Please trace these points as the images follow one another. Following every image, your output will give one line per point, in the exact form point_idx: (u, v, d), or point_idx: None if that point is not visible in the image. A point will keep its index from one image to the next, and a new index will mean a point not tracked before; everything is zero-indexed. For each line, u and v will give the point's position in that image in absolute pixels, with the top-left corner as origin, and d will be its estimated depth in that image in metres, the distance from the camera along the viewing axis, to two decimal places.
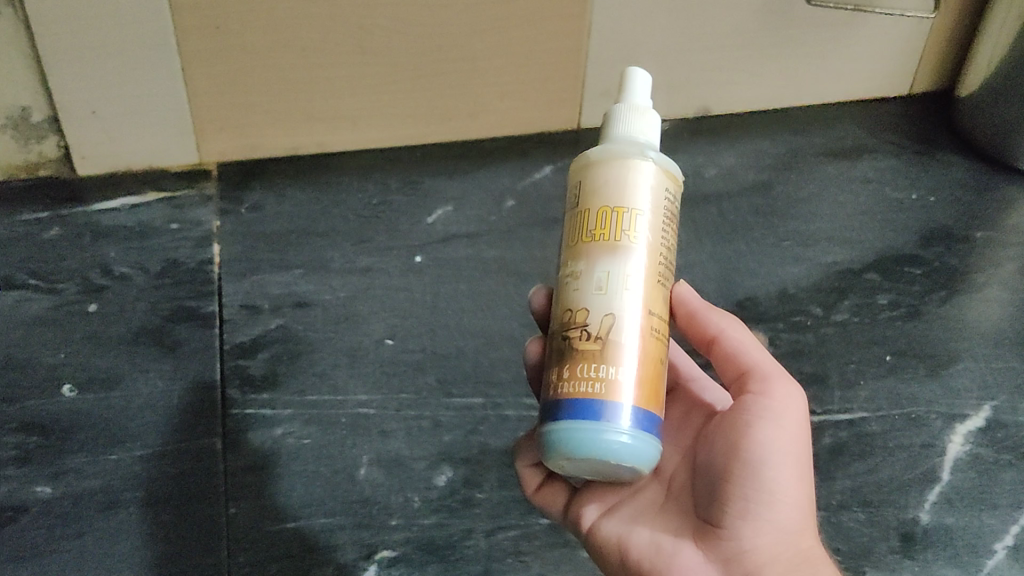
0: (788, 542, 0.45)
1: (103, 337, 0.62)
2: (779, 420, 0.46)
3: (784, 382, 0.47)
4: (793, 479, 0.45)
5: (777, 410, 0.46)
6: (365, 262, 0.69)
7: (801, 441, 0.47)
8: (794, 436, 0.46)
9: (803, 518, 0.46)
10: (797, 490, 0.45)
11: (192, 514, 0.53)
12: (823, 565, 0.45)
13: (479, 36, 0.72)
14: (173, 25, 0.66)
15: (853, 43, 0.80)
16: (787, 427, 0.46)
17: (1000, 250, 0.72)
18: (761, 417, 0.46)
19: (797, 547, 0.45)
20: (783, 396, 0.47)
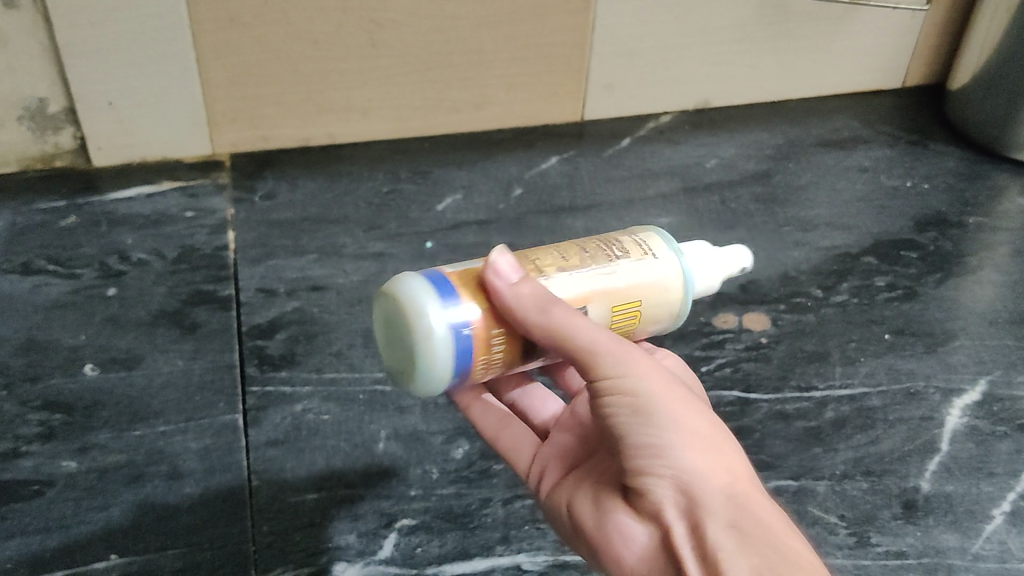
0: (708, 489, 0.40)
1: (124, 320, 0.63)
2: (636, 391, 0.41)
3: (630, 349, 0.42)
4: (672, 435, 0.41)
5: (626, 385, 0.41)
6: (377, 247, 0.70)
7: (674, 391, 0.42)
8: (656, 391, 0.41)
9: (714, 459, 0.41)
10: (691, 438, 0.41)
11: (217, 486, 0.54)
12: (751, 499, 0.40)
13: (488, 30, 0.74)
14: (188, 16, 0.67)
15: (847, 37, 0.83)
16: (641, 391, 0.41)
17: (992, 234, 0.74)
18: (614, 393, 0.42)
19: (719, 493, 0.40)
20: (632, 360, 0.42)
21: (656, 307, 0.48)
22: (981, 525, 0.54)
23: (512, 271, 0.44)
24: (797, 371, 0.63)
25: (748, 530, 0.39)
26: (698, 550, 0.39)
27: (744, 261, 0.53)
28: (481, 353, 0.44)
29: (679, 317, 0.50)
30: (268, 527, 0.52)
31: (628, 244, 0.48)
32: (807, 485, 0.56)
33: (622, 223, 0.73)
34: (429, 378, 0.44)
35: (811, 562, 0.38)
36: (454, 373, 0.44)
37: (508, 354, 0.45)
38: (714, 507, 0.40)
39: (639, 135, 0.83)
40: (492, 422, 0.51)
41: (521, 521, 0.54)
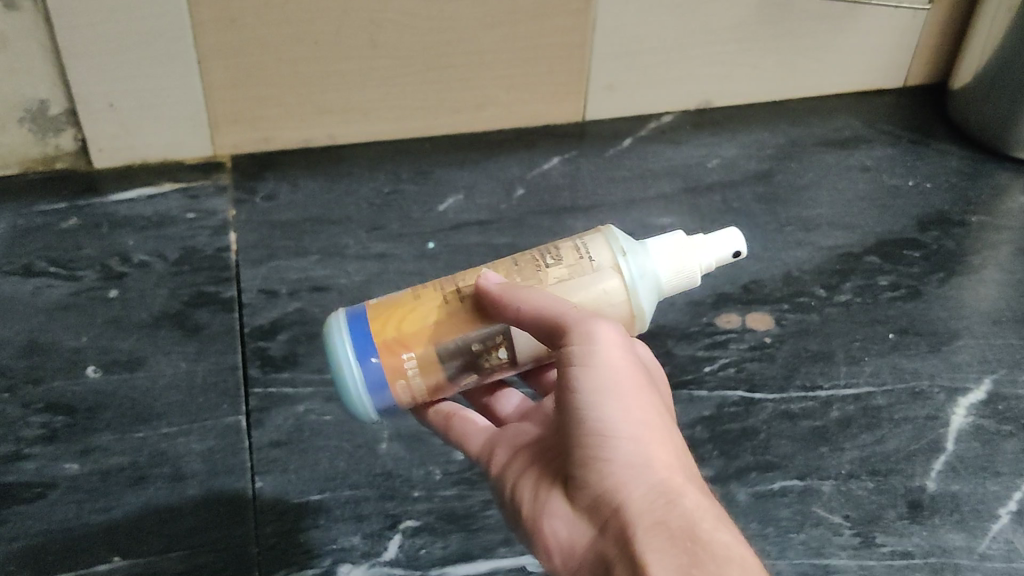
0: (640, 479, 0.40)
1: (125, 322, 0.63)
2: (590, 372, 0.42)
3: (596, 324, 0.43)
4: (617, 418, 0.41)
5: (582, 366, 0.42)
6: (379, 248, 0.70)
7: (628, 373, 0.42)
8: (611, 373, 0.42)
9: (653, 452, 0.41)
10: (636, 424, 0.41)
11: (220, 488, 0.54)
12: (686, 494, 0.40)
13: (489, 30, 0.74)
14: (189, 18, 0.67)
15: (849, 36, 0.83)
16: (595, 373, 0.42)
17: (995, 233, 0.74)
18: (569, 374, 0.42)
19: (653, 485, 0.40)
20: (592, 338, 0.42)
21: (597, 318, 0.47)
22: (987, 524, 0.54)
23: (494, 281, 0.46)
24: (802, 371, 0.63)
25: (675, 525, 0.39)
26: (626, 542, 0.39)
27: (727, 249, 0.50)
28: (401, 381, 0.47)
29: (639, 321, 0.48)
30: (272, 529, 0.52)
31: (565, 251, 0.48)
32: (812, 485, 0.56)
33: (625, 223, 0.73)
34: (354, 408, 0.47)
35: (737, 558, 0.38)
36: (375, 404, 0.47)
37: (436, 380, 0.48)
38: (645, 500, 0.40)
39: (640, 136, 0.83)
40: (441, 419, 0.50)
41: None
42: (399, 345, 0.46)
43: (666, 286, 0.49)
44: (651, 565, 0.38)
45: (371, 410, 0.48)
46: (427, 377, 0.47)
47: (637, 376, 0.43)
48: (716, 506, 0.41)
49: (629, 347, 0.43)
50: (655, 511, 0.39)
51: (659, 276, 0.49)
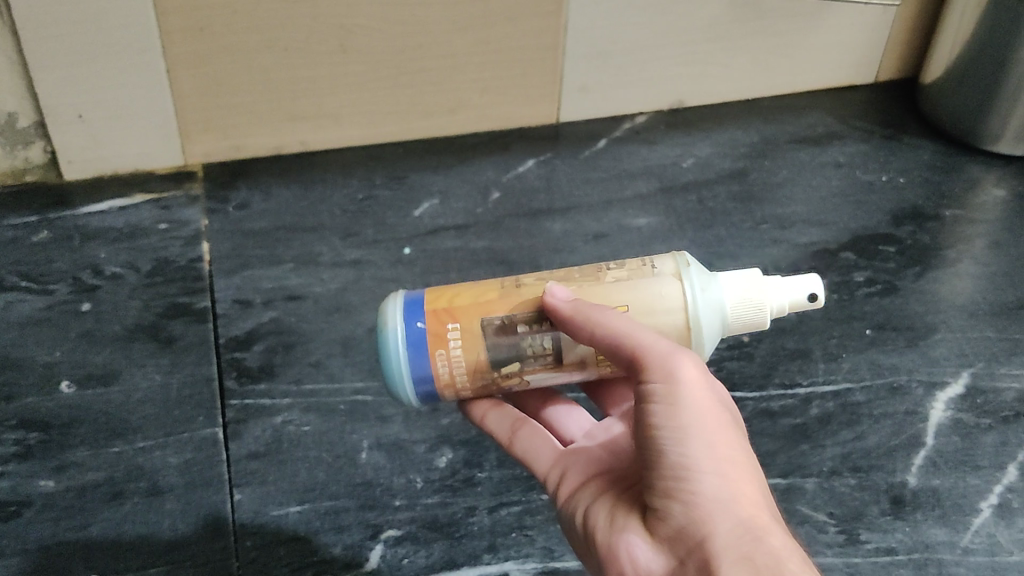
0: (727, 514, 0.39)
1: (98, 335, 0.62)
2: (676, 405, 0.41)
3: (681, 355, 0.42)
4: (703, 451, 0.40)
5: (670, 398, 0.41)
6: (355, 254, 0.70)
7: (714, 410, 0.41)
8: (697, 409, 0.41)
9: (739, 487, 0.40)
10: (723, 460, 0.40)
11: (198, 502, 0.53)
12: (774, 535, 0.39)
13: (460, 33, 0.74)
14: (158, 27, 0.66)
15: (820, 34, 0.83)
16: (681, 406, 0.41)
17: (969, 227, 0.75)
18: (654, 405, 0.41)
19: (739, 520, 0.39)
20: (678, 369, 0.42)
21: (650, 324, 0.46)
22: (969, 518, 0.55)
23: (562, 297, 0.46)
24: (781, 369, 0.63)
25: (764, 564, 0.37)
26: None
27: (802, 292, 0.48)
28: (442, 358, 0.46)
29: (694, 342, 0.46)
30: (252, 542, 0.52)
31: (632, 260, 0.48)
32: (795, 482, 0.56)
33: (601, 224, 0.73)
34: (393, 379, 0.47)
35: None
36: (413, 381, 0.47)
37: (476, 363, 0.47)
38: (729, 537, 0.39)
39: (614, 136, 0.82)
40: (506, 428, 0.51)
41: (508, 528, 0.53)
42: (448, 314, 0.46)
43: (728, 317, 0.47)
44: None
45: (408, 386, 0.47)
46: (470, 356, 0.46)
47: (723, 415, 0.42)
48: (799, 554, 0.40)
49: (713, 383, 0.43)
50: (741, 547, 0.38)
51: (722, 304, 0.47)
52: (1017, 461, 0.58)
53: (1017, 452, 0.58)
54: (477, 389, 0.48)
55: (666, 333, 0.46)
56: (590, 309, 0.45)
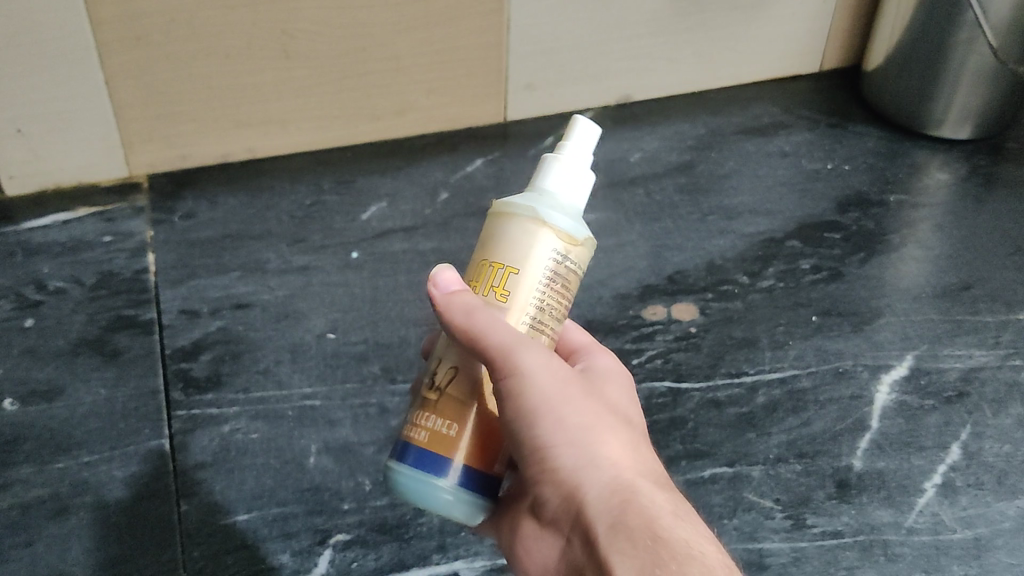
0: (595, 481, 0.40)
1: (43, 351, 0.62)
2: (525, 398, 0.40)
3: (526, 350, 0.40)
4: (558, 432, 0.41)
5: (517, 394, 0.40)
6: (302, 260, 0.69)
7: (559, 387, 0.41)
8: (546, 394, 0.40)
9: (603, 455, 0.41)
10: (578, 433, 0.41)
11: (145, 514, 0.53)
12: (642, 491, 0.40)
13: (402, 35, 0.74)
14: (94, 38, 0.66)
15: (762, 24, 0.84)
16: (527, 402, 0.40)
17: (913, 211, 0.76)
18: (507, 403, 0.41)
19: (609, 486, 0.40)
20: (521, 364, 0.40)
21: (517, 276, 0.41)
22: (913, 499, 0.55)
23: (449, 282, 0.43)
24: (727, 359, 0.63)
25: (633, 526, 0.39)
26: (596, 553, 0.40)
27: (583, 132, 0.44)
28: (451, 445, 0.40)
29: (558, 232, 0.41)
30: (200, 553, 0.52)
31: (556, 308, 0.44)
32: (741, 471, 0.56)
33: None
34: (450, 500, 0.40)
35: (698, 552, 0.38)
36: (416, 465, 0.40)
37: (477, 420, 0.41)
38: (602, 502, 0.40)
39: (562, 133, 0.83)
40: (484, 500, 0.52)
41: (457, 528, 0.53)
42: None
43: (558, 195, 0.42)
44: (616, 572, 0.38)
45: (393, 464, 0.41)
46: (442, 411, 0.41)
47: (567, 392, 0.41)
48: (674, 496, 0.41)
49: (553, 360, 0.41)
50: (614, 514, 0.40)
51: (542, 191, 0.42)
52: (961, 441, 0.59)
53: (960, 431, 0.59)
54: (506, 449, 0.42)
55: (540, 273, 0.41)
56: (462, 292, 0.42)
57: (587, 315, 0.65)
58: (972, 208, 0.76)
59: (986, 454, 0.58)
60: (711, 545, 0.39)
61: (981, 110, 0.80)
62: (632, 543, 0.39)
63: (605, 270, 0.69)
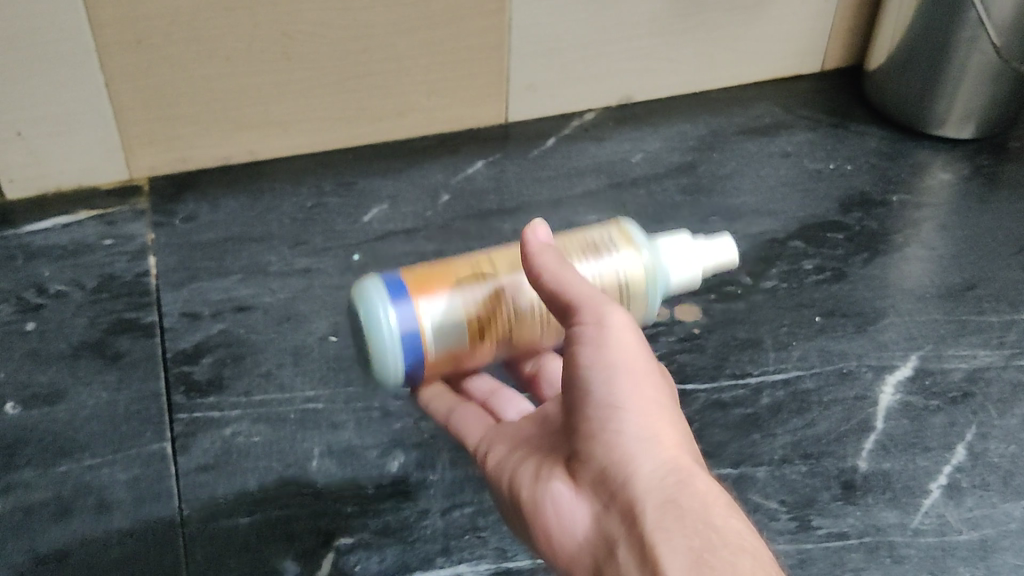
0: (652, 449, 0.41)
1: (43, 355, 0.62)
2: (605, 352, 0.43)
3: (613, 312, 0.44)
4: (629, 392, 0.42)
5: (598, 350, 0.43)
6: (304, 262, 0.69)
7: (640, 362, 0.43)
8: (625, 357, 0.42)
9: (665, 430, 0.42)
10: (648, 409, 0.42)
11: (147, 518, 0.53)
12: (697, 472, 0.41)
13: (403, 36, 0.73)
14: (94, 41, 0.66)
15: (763, 24, 0.84)
16: (605, 359, 0.42)
17: (915, 211, 0.75)
18: (583, 358, 0.43)
19: (666, 459, 0.41)
20: (608, 321, 0.43)
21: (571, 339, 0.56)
22: (919, 500, 0.55)
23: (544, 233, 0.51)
24: (731, 360, 0.63)
25: (686, 503, 0.39)
26: (633, 525, 0.39)
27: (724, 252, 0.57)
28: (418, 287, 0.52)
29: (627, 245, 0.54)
30: (202, 556, 0.51)
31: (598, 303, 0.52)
32: (746, 472, 0.56)
33: (551, 224, 0.73)
34: (389, 324, 0.50)
35: (747, 544, 0.38)
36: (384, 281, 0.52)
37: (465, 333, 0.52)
38: (655, 471, 0.40)
39: (563, 134, 0.82)
40: (441, 409, 0.55)
41: (461, 530, 0.53)
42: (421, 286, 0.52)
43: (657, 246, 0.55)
44: (660, 543, 0.38)
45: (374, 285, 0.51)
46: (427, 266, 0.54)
47: (649, 365, 0.43)
48: (725, 494, 0.41)
49: (639, 337, 0.44)
50: (664, 484, 0.40)
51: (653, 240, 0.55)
52: (966, 442, 0.58)
53: (966, 432, 0.59)
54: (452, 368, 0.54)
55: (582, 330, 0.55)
56: (557, 254, 0.48)
57: None
58: (975, 208, 0.76)
59: (991, 454, 0.58)
60: (761, 543, 0.39)
61: (983, 109, 0.80)
62: (680, 514, 0.38)
63: None
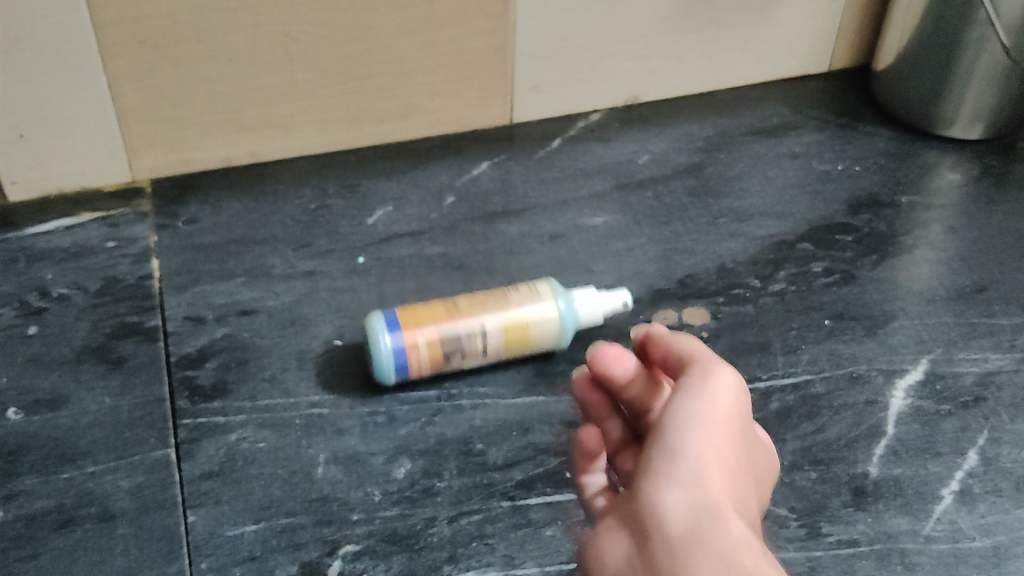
0: (699, 498, 0.44)
1: (46, 359, 0.61)
2: (686, 406, 0.47)
3: (716, 371, 0.48)
4: (693, 444, 0.45)
5: (678, 405, 0.47)
6: (308, 265, 0.69)
7: (715, 418, 0.46)
8: (705, 413, 0.46)
9: (723, 486, 0.45)
10: (711, 462, 0.45)
11: (151, 525, 0.52)
12: (737, 529, 0.44)
13: (407, 37, 0.73)
14: (96, 42, 0.65)
15: (770, 24, 0.83)
16: (677, 413, 0.47)
17: (925, 212, 0.75)
18: (666, 412, 0.47)
19: (710, 506, 0.44)
20: (709, 385, 0.47)
21: (549, 329, 0.61)
22: (931, 506, 0.54)
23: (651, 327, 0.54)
24: (740, 363, 0.62)
25: (715, 549, 0.43)
26: (648, 552, 0.45)
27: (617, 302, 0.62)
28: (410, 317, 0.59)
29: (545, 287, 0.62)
30: (207, 564, 0.51)
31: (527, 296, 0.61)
32: None
33: (557, 226, 0.73)
34: (377, 328, 0.58)
35: None
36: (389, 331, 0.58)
37: (445, 324, 0.59)
38: (690, 516, 0.44)
39: (569, 135, 0.82)
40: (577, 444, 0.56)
41: (468, 538, 0.52)
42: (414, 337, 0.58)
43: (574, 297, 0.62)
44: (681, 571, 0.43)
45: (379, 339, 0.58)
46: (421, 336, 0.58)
47: (734, 425, 0.47)
48: (765, 552, 0.44)
49: (740, 403, 0.48)
50: (699, 526, 0.44)
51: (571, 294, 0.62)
52: (978, 447, 0.58)
53: (977, 437, 0.58)
54: (447, 357, 0.59)
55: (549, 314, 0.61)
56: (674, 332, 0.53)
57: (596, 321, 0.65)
58: (985, 209, 0.75)
59: (1003, 460, 0.57)
60: None
61: (992, 110, 0.80)
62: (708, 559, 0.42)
63: (615, 276, 0.68)
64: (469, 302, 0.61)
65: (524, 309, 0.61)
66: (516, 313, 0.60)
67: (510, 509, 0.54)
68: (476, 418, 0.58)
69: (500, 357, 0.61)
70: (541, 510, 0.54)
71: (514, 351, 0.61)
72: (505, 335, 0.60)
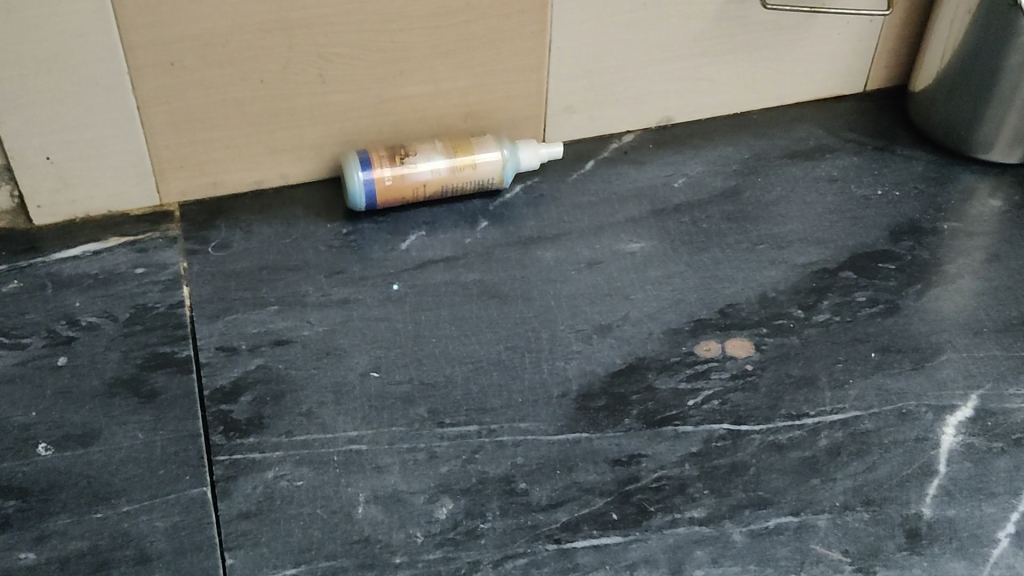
0: None
1: (77, 392, 0.60)
2: None
3: None
4: None
5: None
6: (342, 293, 0.67)
7: None
8: None
9: None
10: None
11: (189, 568, 0.51)
12: None
13: (441, 59, 0.72)
14: (127, 64, 0.64)
15: (806, 45, 0.82)
16: None
17: (967, 239, 0.73)
18: None
19: None
20: None
21: (494, 170, 0.75)
22: (987, 550, 0.53)
23: None
24: (786, 399, 0.61)
25: None
26: None
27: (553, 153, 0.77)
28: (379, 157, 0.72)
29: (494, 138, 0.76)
30: None
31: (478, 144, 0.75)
32: (807, 520, 0.54)
33: (594, 252, 0.71)
34: (352, 163, 0.72)
35: None
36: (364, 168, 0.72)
37: (409, 163, 0.73)
38: None
39: (602, 157, 0.80)
40: None
41: None
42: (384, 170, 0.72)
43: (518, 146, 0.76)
44: None
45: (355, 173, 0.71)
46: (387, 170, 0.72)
47: None
48: None
49: None
50: None
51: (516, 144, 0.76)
52: None
53: None
54: (410, 191, 0.73)
55: (494, 160, 0.74)
56: None
57: (637, 352, 0.63)
58: None
59: None
60: None
61: None
62: None
63: (654, 305, 0.67)
64: (431, 146, 0.74)
65: (475, 155, 0.74)
66: (467, 157, 0.74)
67: (556, 552, 0.52)
68: (518, 455, 0.57)
69: (454, 190, 0.75)
70: (587, 553, 0.52)
71: (466, 186, 0.75)
72: (458, 175, 0.74)
